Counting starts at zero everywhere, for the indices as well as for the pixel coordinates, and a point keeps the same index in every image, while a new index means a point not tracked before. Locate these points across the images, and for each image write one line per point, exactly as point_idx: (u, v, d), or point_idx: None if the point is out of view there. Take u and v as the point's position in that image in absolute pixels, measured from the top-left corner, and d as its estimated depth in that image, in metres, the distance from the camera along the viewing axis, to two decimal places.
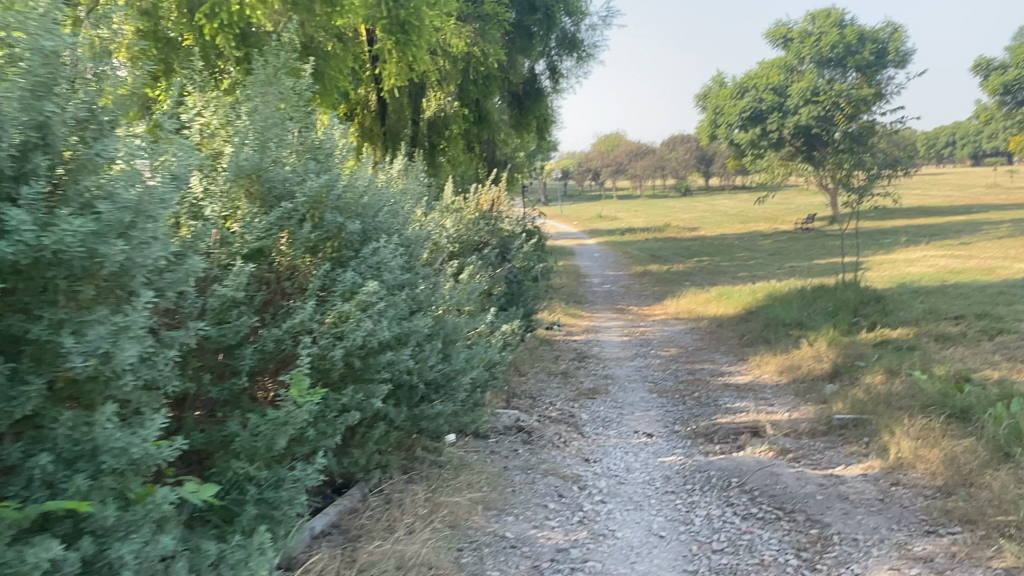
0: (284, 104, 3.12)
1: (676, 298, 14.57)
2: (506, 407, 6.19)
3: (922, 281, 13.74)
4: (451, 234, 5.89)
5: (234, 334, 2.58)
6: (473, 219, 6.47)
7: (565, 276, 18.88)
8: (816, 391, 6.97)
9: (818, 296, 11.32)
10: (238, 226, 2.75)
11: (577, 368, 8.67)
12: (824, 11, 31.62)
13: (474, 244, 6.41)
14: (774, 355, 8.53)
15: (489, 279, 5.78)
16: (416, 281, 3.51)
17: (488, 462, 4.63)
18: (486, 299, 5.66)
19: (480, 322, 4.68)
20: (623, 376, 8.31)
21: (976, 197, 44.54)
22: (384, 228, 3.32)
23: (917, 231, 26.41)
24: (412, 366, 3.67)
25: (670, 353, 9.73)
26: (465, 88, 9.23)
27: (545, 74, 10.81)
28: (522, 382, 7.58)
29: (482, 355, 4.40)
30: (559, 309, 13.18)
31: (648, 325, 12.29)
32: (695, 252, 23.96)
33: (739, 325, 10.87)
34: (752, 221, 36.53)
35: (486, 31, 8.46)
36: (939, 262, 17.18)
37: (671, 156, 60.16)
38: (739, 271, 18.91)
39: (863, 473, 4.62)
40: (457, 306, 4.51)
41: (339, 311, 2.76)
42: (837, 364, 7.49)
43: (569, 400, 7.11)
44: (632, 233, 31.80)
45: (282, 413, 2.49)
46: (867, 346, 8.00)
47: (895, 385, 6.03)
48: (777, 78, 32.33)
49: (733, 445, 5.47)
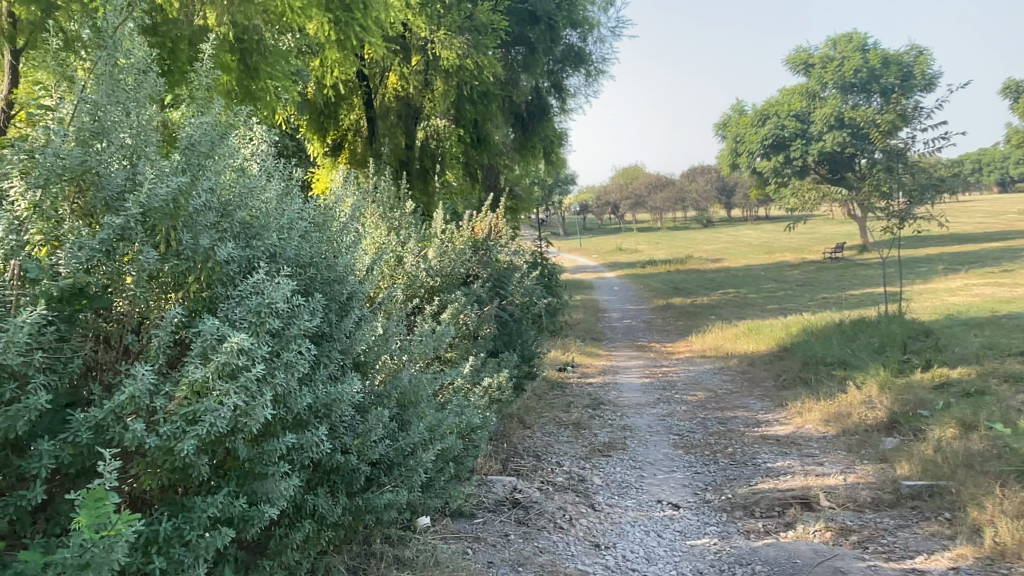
0: (137, 83, 2.24)
1: (701, 334, 13.49)
2: (502, 474, 5.18)
3: (971, 312, 12.57)
4: (429, 268, 5.00)
5: (19, 422, 1.66)
6: (461, 248, 5.54)
7: (583, 312, 17.84)
8: (873, 446, 5.90)
9: (860, 332, 10.22)
10: (50, 257, 1.85)
11: (591, 418, 7.64)
12: (846, 35, 31.01)
13: (462, 277, 5.47)
14: (817, 401, 7.46)
15: (476, 319, 4.83)
16: (348, 327, 2.54)
17: (467, 556, 3.62)
18: (470, 344, 4.70)
19: (455, 374, 3.71)
20: (644, 427, 7.27)
21: (1012, 223, 43.03)
22: (293, 255, 2.39)
23: (952, 258, 25.11)
24: (346, 443, 2.71)
25: (697, 398, 8.68)
26: (462, 106, 8.46)
27: (551, 92, 10.07)
28: (527, 438, 6.58)
29: (457, 420, 3.42)
30: (574, 347, 12.18)
31: (671, 364, 11.24)
32: (719, 284, 22.85)
33: (773, 365, 9.77)
34: (778, 252, 35.34)
35: (480, 41, 7.63)
36: (985, 290, 15.97)
37: (692, 188, 59.27)
38: (768, 304, 17.76)
39: (953, 566, 3.54)
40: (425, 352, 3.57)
41: (194, 382, 1.80)
42: (894, 413, 6.41)
43: (580, 459, 6.08)
44: (654, 266, 30.67)
45: (76, 554, 1.55)
46: (926, 389, 6.90)
47: (974, 441, 4.95)
48: (798, 104, 31.37)
49: (779, 522, 4.41)
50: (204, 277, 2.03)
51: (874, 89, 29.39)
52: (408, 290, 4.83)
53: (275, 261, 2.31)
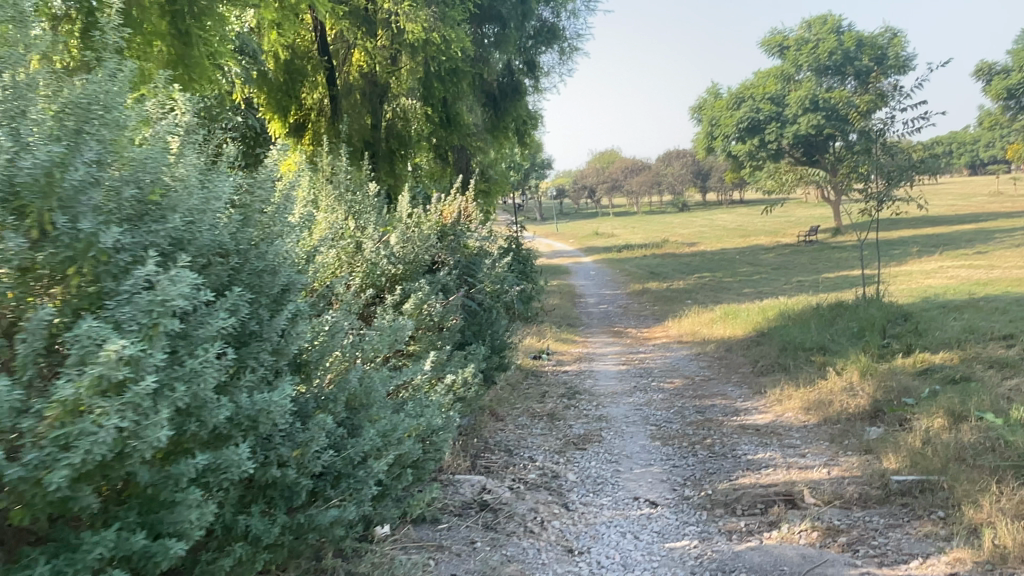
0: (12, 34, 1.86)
1: (678, 318, 13.28)
2: (470, 472, 4.88)
3: (948, 295, 12.47)
4: (390, 255, 4.61)
5: None
6: (425, 233, 5.12)
7: (558, 297, 17.54)
8: (856, 436, 5.69)
9: (838, 316, 10.05)
10: None
11: (565, 408, 7.36)
12: (821, 17, 30.93)
13: (427, 264, 5.06)
14: (797, 389, 7.25)
15: (441, 310, 4.43)
16: (280, 325, 2.21)
17: (428, 568, 3.31)
18: (433, 337, 4.33)
19: (414, 372, 3.37)
20: (620, 417, 7.01)
21: (983, 205, 43.48)
22: (209, 242, 2.04)
23: (925, 241, 25.22)
24: (283, 455, 2.38)
25: (674, 385, 8.44)
26: (430, 84, 8.00)
27: (524, 71, 9.72)
28: (498, 431, 6.27)
29: (417, 424, 3.08)
30: (549, 333, 11.90)
31: (647, 350, 11.00)
32: (695, 268, 22.69)
33: (751, 351, 9.56)
34: (752, 236, 35.35)
35: (448, 14, 7.22)
36: (960, 272, 15.96)
37: (667, 172, 59.17)
38: (744, 287, 17.61)
39: (950, 572, 3.31)
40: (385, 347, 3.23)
41: (66, 401, 1.46)
42: (877, 401, 6.20)
43: (554, 454, 5.79)
44: (629, 249, 30.45)
45: None
46: (909, 376, 6.71)
47: (964, 434, 4.73)
48: (774, 87, 31.18)
49: (763, 521, 4.16)
50: (87, 269, 1.67)
51: (849, 72, 29.31)
52: (367, 279, 4.48)
53: (186, 250, 1.97)
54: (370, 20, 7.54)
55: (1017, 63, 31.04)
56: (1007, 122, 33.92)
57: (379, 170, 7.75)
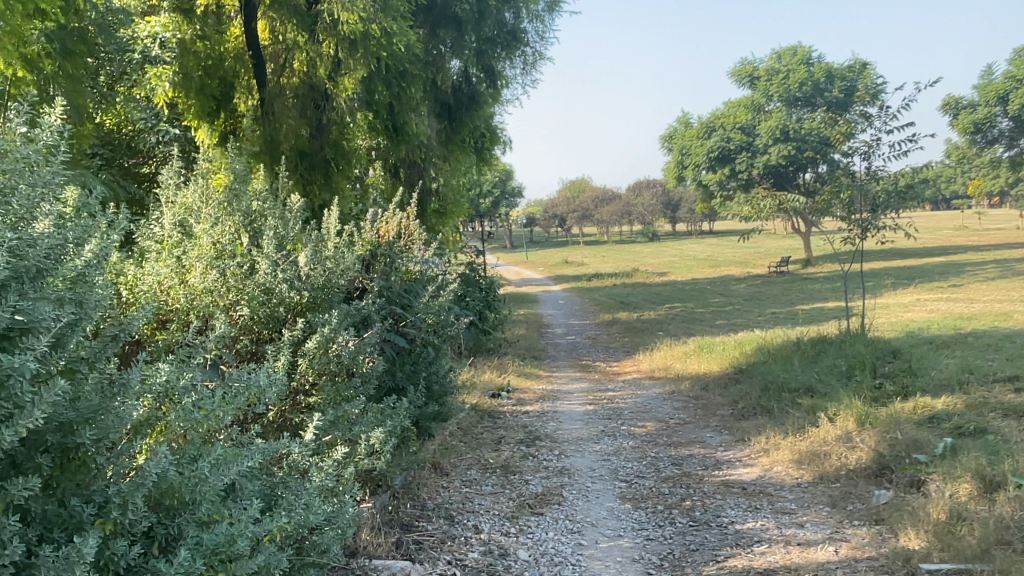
0: None
1: (649, 352, 12.43)
2: (392, 554, 3.86)
3: (932, 329, 11.78)
4: (294, 275, 3.61)
5: None
6: (339, 252, 4.04)
7: (523, 328, 16.58)
8: (862, 501, 4.82)
9: (821, 353, 9.26)
10: None
11: (522, 458, 6.38)
12: (791, 48, 30.96)
13: (342, 291, 3.93)
14: (786, 439, 6.37)
15: (352, 351, 3.37)
16: None
17: None
18: (333, 389, 3.31)
19: (282, 446, 2.35)
20: (585, 471, 6.05)
21: (946, 239, 43.88)
22: None
23: (897, 274, 24.86)
24: None
25: (646, 429, 7.53)
26: (373, 86, 7.29)
27: (483, 78, 9.27)
28: (440, 491, 5.28)
29: (277, 525, 2.10)
30: (511, 366, 10.92)
31: (617, 387, 10.09)
32: (666, 298, 21.96)
33: (729, 391, 8.71)
34: (722, 266, 34.91)
35: (389, 4, 6.49)
36: (938, 306, 15.39)
37: (637, 202, 58.94)
38: (716, 319, 16.86)
39: None
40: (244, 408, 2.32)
41: None
42: (881, 457, 5.31)
43: (504, 521, 4.82)
44: (599, 279, 29.66)
45: None
46: (913, 424, 5.89)
47: (1003, 509, 3.88)
48: (744, 117, 30.88)
49: None
50: None
51: (818, 103, 29.21)
52: (257, 313, 3.51)
53: None
54: (298, 11, 6.77)
55: (982, 98, 31.32)
56: (973, 157, 34.13)
57: (313, 186, 6.78)
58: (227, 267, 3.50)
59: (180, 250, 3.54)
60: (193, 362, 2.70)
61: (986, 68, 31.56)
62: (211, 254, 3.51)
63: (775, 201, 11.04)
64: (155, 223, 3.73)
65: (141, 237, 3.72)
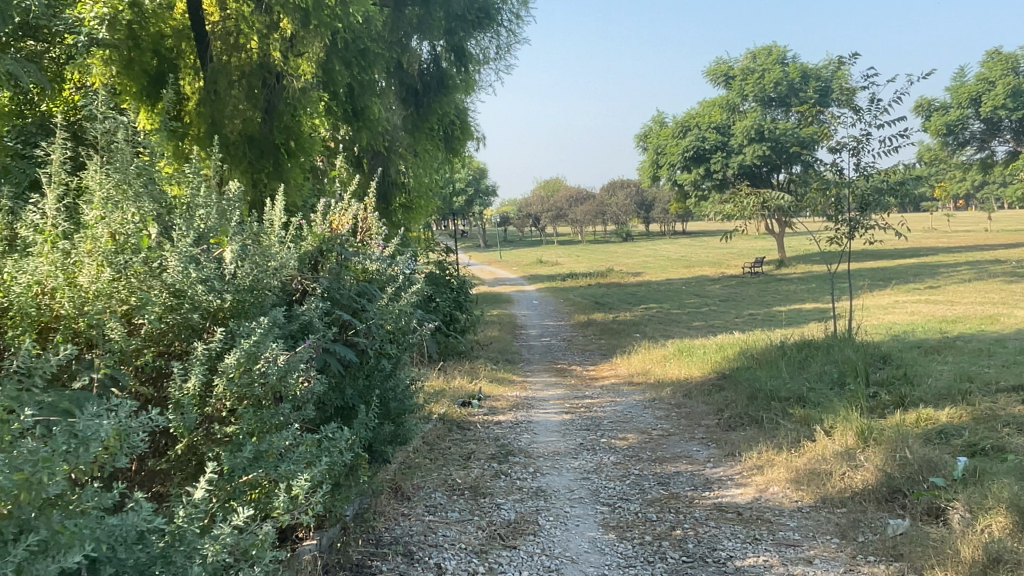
0: None
1: (627, 355, 11.87)
2: None
3: (918, 333, 11.40)
4: (212, 273, 2.97)
5: None
6: (269, 247, 3.38)
7: (496, 329, 15.94)
8: (876, 531, 4.29)
9: (810, 358, 8.78)
10: None
11: (494, 478, 5.77)
12: (766, 48, 30.68)
13: (274, 291, 3.28)
14: (780, 455, 5.84)
15: (281, 370, 2.70)
16: None
17: None
18: (252, 415, 2.66)
19: (147, 519, 1.69)
20: (562, 492, 5.45)
21: (918, 240, 44.14)
22: None
23: (873, 275, 24.69)
24: None
25: (626, 441, 6.97)
26: (330, 66, 6.76)
27: (451, 57, 8.86)
28: (399, 520, 4.66)
29: None
30: (482, 370, 10.28)
31: (594, 393, 9.49)
32: (642, 299, 21.48)
33: (713, 399, 8.18)
34: (697, 266, 34.59)
35: None
36: (919, 308, 15.09)
37: (612, 202, 58.63)
38: (694, 320, 16.39)
39: None
40: (110, 465, 1.67)
41: None
42: (891, 479, 4.79)
43: (471, 557, 4.20)
44: (574, 279, 29.11)
45: None
46: (919, 439, 5.39)
47: None
48: (720, 117, 30.55)
49: None
50: None
51: (794, 103, 28.96)
52: (164, 322, 2.84)
53: None
54: None
55: (954, 100, 31.49)
56: (946, 159, 34.24)
57: (261, 175, 6.12)
58: (129, 264, 2.82)
59: (69, 243, 2.85)
60: (46, 396, 2.03)
61: (958, 70, 31.71)
62: (109, 248, 2.83)
63: (758, 198, 10.52)
64: (38, 210, 3.00)
65: (22, 229, 3.00)
